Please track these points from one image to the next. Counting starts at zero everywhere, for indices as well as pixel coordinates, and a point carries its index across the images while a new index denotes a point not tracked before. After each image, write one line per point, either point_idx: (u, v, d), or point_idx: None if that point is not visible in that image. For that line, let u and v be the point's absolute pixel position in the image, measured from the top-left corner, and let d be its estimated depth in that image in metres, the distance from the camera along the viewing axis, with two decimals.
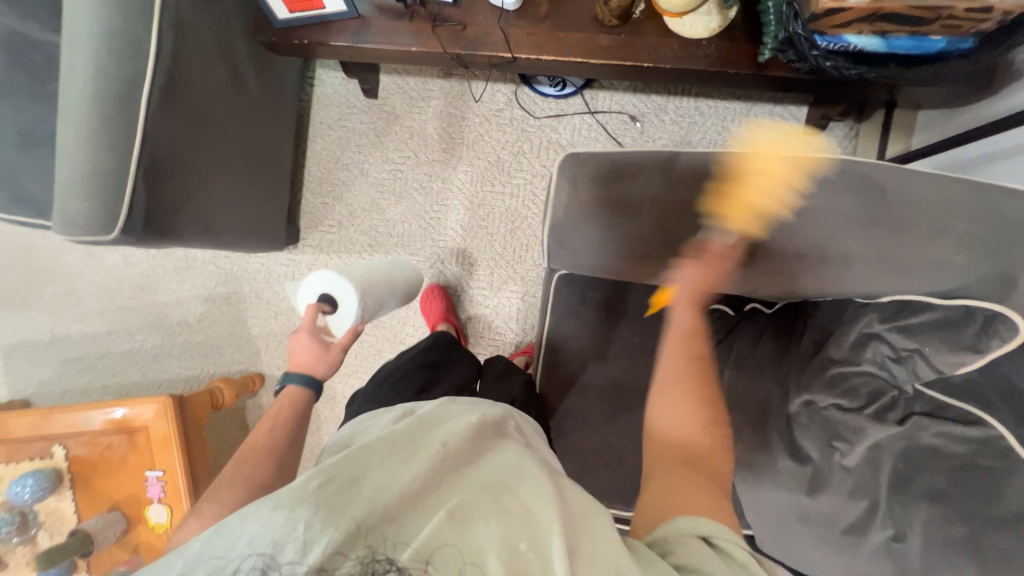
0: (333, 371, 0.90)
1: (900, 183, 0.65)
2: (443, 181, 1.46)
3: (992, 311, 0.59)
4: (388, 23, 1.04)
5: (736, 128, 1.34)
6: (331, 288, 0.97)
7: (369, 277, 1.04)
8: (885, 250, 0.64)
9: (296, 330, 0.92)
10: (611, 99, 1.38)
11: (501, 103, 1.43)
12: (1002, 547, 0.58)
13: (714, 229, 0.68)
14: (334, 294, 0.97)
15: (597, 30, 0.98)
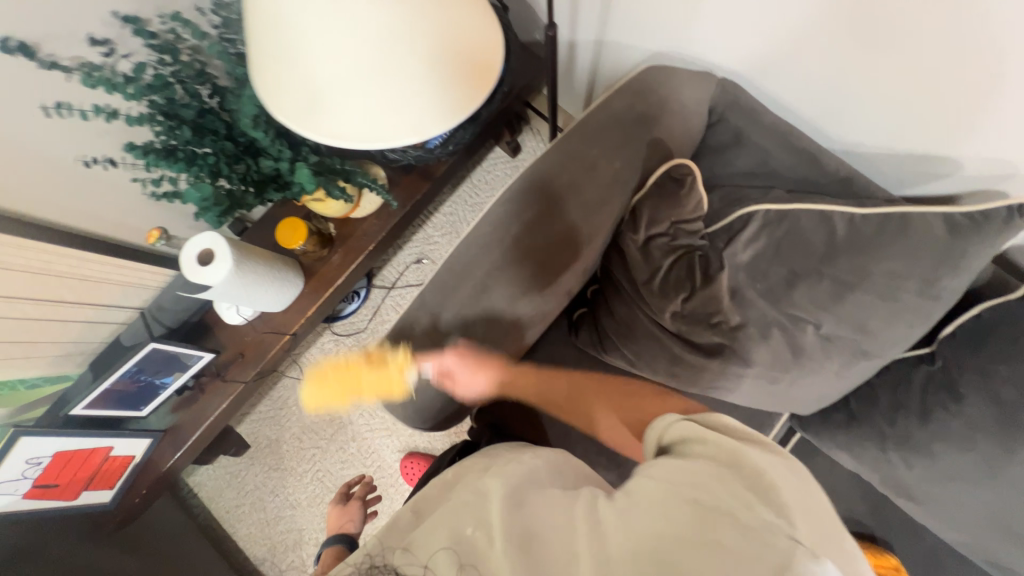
0: (359, 523, 1.09)
1: (546, 162, 0.80)
2: (354, 438, 1.46)
3: (663, 167, 0.78)
4: (191, 410, 1.10)
5: (480, 197, 1.56)
6: (216, 247, 0.86)
7: (259, 266, 0.95)
8: (585, 204, 0.78)
9: (261, 294, 0.99)
10: (393, 267, 1.54)
11: (333, 348, 1.51)
12: (845, 266, 0.68)
13: (493, 300, 0.78)
14: (218, 254, 0.87)
15: (325, 258, 1.13)
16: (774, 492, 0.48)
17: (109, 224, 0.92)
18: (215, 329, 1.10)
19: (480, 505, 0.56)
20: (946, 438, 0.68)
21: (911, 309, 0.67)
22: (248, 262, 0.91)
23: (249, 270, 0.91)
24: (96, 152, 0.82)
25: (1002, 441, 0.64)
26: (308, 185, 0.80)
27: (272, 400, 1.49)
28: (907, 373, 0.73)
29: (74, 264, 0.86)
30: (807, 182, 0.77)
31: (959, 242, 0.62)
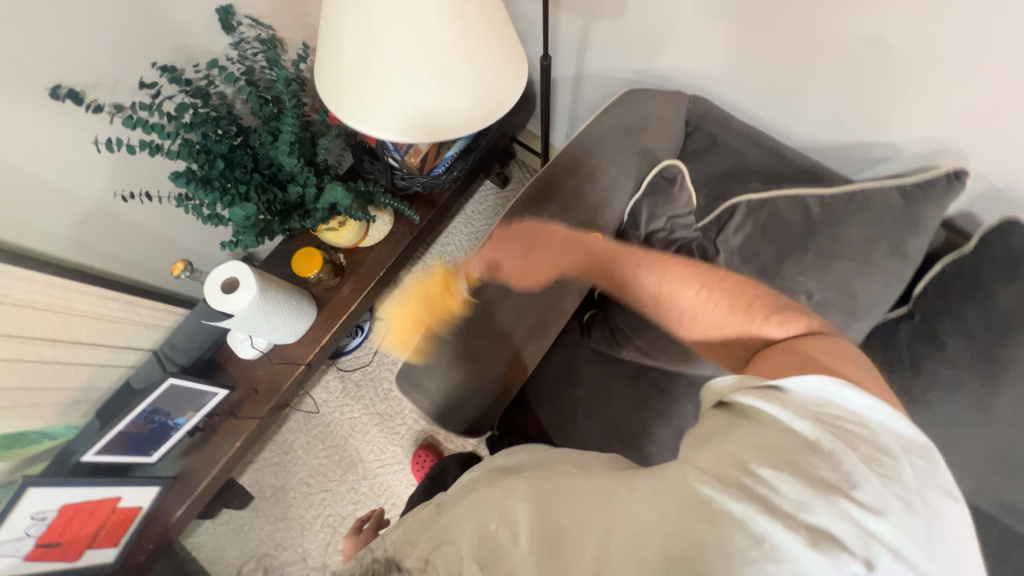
0: None
1: (550, 174, 0.89)
2: (364, 477, 1.41)
3: (655, 171, 0.89)
4: (202, 453, 1.06)
5: (474, 227, 1.65)
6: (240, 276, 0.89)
7: (279, 296, 0.97)
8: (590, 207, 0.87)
9: (278, 325, 1.01)
10: (395, 300, 1.57)
11: (339, 385, 1.50)
12: (824, 238, 0.77)
13: (515, 300, 0.83)
14: (241, 283, 0.90)
15: (337, 288, 1.16)
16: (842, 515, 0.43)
17: (126, 263, 0.94)
18: (227, 366, 1.10)
19: (504, 501, 0.54)
20: (938, 384, 0.76)
21: (883, 270, 0.76)
22: (270, 291, 0.93)
23: (270, 300, 0.94)
24: (129, 189, 0.86)
25: (985, 377, 0.71)
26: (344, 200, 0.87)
27: (276, 445, 1.44)
28: (894, 332, 0.81)
29: (93, 303, 0.87)
30: (779, 174, 0.88)
31: (914, 207, 0.73)
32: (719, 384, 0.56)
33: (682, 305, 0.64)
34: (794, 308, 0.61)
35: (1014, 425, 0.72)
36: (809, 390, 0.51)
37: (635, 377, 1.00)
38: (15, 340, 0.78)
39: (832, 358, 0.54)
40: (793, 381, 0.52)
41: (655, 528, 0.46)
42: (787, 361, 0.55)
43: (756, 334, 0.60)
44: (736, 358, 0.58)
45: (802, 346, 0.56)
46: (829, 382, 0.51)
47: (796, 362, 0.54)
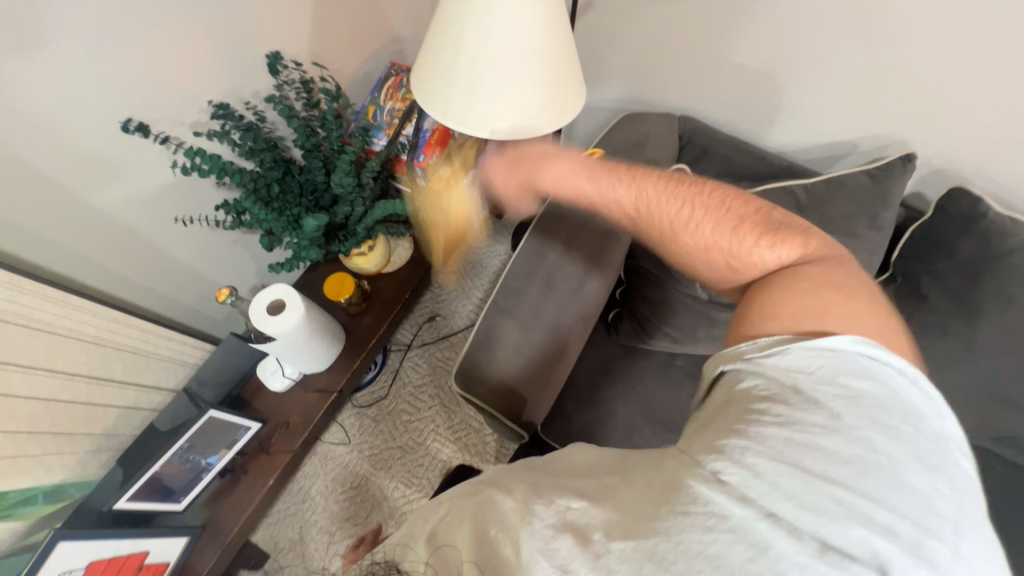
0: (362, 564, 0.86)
1: None
2: (391, 515, 1.36)
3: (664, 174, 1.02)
4: (233, 495, 1.01)
5: (478, 254, 1.72)
6: (286, 296, 0.92)
7: (317, 319, 0.99)
8: None
9: (311, 349, 1.01)
10: (407, 331, 1.60)
11: (356, 421, 1.46)
12: (812, 217, 0.91)
13: (558, 294, 0.90)
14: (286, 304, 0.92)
15: (364, 313, 1.18)
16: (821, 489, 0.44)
17: (158, 297, 0.93)
18: (257, 400, 1.07)
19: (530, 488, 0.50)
20: (929, 332, 0.88)
21: (866, 239, 0.90)
22: (311, 314, 0.95)
23: (311, 321, 0.95)
24: (190, 213, 0.91)
25: (965, 319, 0.84)
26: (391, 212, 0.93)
27: (293, 492, 1.37)
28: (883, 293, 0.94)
29: (132, 336, 0.86)
30: (764, 171, 1.03)
31: (881, 185, 0.88)
32: (743, 347, 0.56)
33: (669, 212, 0.67)
34: (790, 228, 0.64)
35: (996, 358, 0.85)
36: (824, 349, 0.51)
37: (664, 365, 1.07)
38: (57, 375, 0.75)
39: (853, 297, 0.57)
40: (803, 343, 0.52)
41: (652, 516, 0.45)
42: (803, 287, 0.58)
43: (757, 257, 0.63)
44: (757, 315, 0.59)
45: (816, 274, 0.59)
46: (848, 341, 0.51)
47: (822, 295, 0.56)
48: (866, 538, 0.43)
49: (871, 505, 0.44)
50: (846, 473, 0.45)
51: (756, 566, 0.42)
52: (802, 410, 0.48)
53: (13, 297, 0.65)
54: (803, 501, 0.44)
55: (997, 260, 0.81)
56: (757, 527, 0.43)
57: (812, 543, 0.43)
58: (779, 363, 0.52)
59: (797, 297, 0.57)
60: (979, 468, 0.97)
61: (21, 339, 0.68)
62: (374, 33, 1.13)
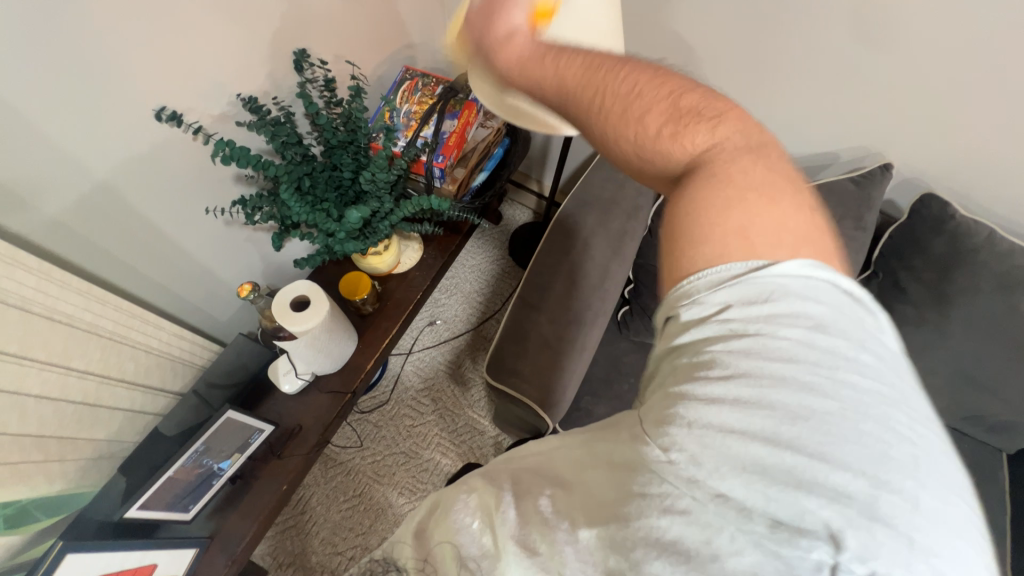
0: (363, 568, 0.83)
1: (589, 189, 1.05)
2: (395, 523, 1.31)
3: None
4: (243, 502, 0.96)
5: (477, 259, 1.75)
6: (311, 292, 0.91)
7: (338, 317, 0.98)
8: (624, 210, 1.03)
9: (325, 348, 1.00)
10: (408, 335, 1.59)
11: (358, 428, 1.43)
12: None
13: (580, 291, 0.94)
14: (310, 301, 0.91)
15: (376, 313, 1.17)
16: (771, 454, 0.38)
17: (169, 294, 0.90)
18: (267, 402, 1.04)
19: None
20: (909, 322, 0.98)
21: (853, 239, 1.01)
22: (335, 311, 0.95)
23: (333, 319, 0.95)
24: (216, 207, 0.91)
25: (938, 311, 0.95)
26: (414, 209, 0.94)
27: (293, 503, 1.32)
28: (866, 288, 1.05)
29: (147, 333, 0.82)
30: None
31: (865, 191, 0.99)
32: (688, 291, 0.44)
33: (616, 95, 0.48)
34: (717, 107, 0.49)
35: (966, 344, 0.96)
36: (767, 296, 0.41)
37: None
38: (71, 373, 0.71)
39: (781, 197, 0.45)
40: (745, 280, 0.41)
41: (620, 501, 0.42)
42: (747, 210, 0.44)
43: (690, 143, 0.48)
44: (689, 244, 0.45)
45: (736, 166, 0.46)
46: (792, 268, 0.41)
47: (750, 198, 0.44)
48: (804, 511, 0.36)
49: (811, 463, 0.37)
50: (797, 429, 0.38)
51: (712, 550, 0.38)
52: (746, 356, 0.40)
53: (40, 287, 0.62)
54: (754, 465, 0.38)
55: (964, 256, 0.92)
56: (706, 511, 0.38)
57: (764, 523, 0.37)
58: (719, 316, 0.42)
59: (745, 208, 0.44)
60: (951, 446, 1.08)
61: (44, 331, 0.64)
62: (389, 38, 1.16)
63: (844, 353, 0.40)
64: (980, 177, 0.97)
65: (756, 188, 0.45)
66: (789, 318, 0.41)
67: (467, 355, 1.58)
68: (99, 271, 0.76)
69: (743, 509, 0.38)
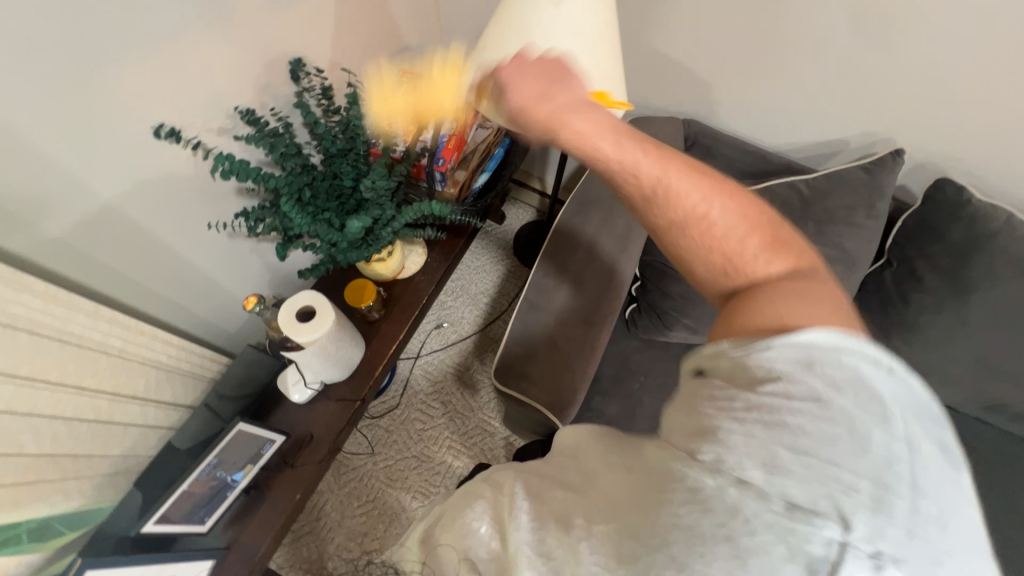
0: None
1: (593, 186, 1.03)
2: (409, 527, 1.32)
3: None
4: (256, 512, 0.97)
5: (481, 260, 1.74)
6: (315, 301, 0.90)
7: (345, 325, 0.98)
8: (630, 207, 1.01)
9: (334, 357, 1.00)
10: (415, 339, 1.59)
11: (369, 433, 1.44)
12: (816, 210, 0.98)
13: (587, 291, 0.92)
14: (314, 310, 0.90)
15: (383, 319, 1.17)
16: (795, 461, 0.37)
17: (175, 308, 0.90)
18: (277, 412, 1.04)
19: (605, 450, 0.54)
20: (926, 311, 0.96)
21: (865, 227, 0.98)
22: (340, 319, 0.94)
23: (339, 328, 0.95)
24: (218, 220, 0.91)
25: (955, 298, 0.93)
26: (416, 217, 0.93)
27: (307, 510, 1.33)
28: (879, 278, 1.02)
29: (156, 350, 0.82)
30: (765, 170, 1.10)
31: (876, 178, 0.96)
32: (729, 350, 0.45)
33: (665, 184, 0.51)
34: (795, 244, 0.52)
35: (986, 332, 0.93)
36: (804, 345, 0.41)
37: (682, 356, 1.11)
38: (83, 393, 0.71)
39: (843, 312, 0.45)
40: (783, 345, 0.42)
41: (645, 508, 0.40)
42: (791, 303, 0.46)
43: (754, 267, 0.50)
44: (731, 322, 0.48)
45: (800, 285, 0.48)
46: (827, 337, 0.41)
47: (805, 306, 0.45)
48: (817, 503, 0.36)
49: (833, 470, 0.37)
50: (821, 443, 0.37)
51: (727, 532, 0.36)
52: (776, 388, 0.40)
53: (47, 309, 0.61)
54: (777, 467, 0.37)
55: (983, 241, 0.89)
56: (726, 495, 0.37)
57: (779, 503, 0.36)
58: (760, 357, 0.42)
59: (796, 313, 0.46)
60: (973, 435, 1.05)
61: (54, 353, 0.64)
62: (384, 42, 1.14)
63: (875, 396, 0.39)
64: (996, 157, 0.94)
65: (812, 305, 0.46)
66: (821, 363, 0.40)
67: (475, 357, 1.58)
68: (104, 289, 0.76)
69: (763, 496, 0.37)
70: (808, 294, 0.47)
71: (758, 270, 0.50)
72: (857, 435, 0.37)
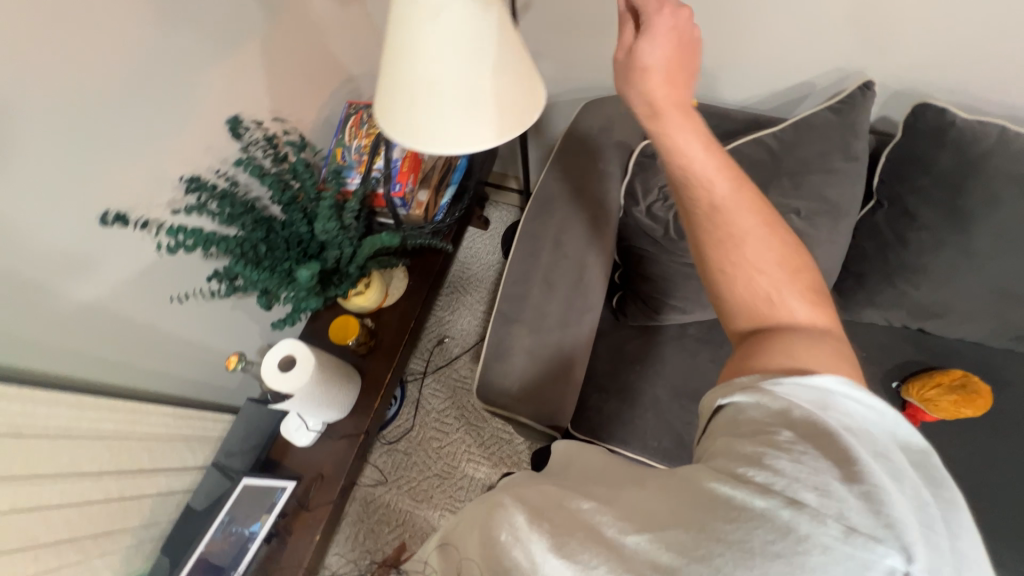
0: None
1: (551, 181, 0.98)
2: None
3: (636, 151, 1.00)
4: (282, 558, 1.00)
5: (472, 269, 1.73)
6: (294, 348, 0.92)
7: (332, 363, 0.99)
8: (593, 197, 0.96)
9: (329, 396, 1.01)
10: (419, 359, 1.60)
11: (388, 460, 1.46)
12: (789, 162, 0.92)
13: (558, 293, 0.90)
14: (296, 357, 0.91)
15: (374, 350, 1.18)
16: (833, 488, 0.41)
17: (167, 378, 0.93)
18: (286, 458, 1.06)
19: None
20: (927, 248, 0.89)
21: (846, 172, 0.91)
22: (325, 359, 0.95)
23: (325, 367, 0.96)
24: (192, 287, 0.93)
25: (955, 229, 0.86)
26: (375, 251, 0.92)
27: (341, 544, 1.36)
28: (872, 221, 0.95)
29: (151, 423, 0.85)
30: (732, 129, 1.04)
31: (847, 117, 0.89)
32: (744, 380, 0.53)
33: (729, 224, 0.60)
34: (823, 294, 0.61)
35: (997, 260, 0.86)
36: (817, 389, 0.49)
37: (678, 338, 1.07)
38: (87, 477, 0.75)
39: (851, 364, 0.54)
40: (796, 378, 0.50)
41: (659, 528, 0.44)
42: (815, 356, 0.53)
43: (782, 302, 0.59)
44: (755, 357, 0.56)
45: (816, 335, 0.56)
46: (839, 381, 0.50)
47: (821, 350, 0.54)
48: (872, 526, 0.39)
49: (882, 496, 0.41)
50: (871, 478, 0.42)
51: (778, 549, 0.40)
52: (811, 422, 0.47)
53: (27, 409, 0.64)
54: (823, 490, 0.41)
55: (977, 164, 0.82)
56: (779, 515, 0.41)
57: (836, 527, 0.40)
58: (779, 392, 0.50)
59: (805, 351, 0.54)
60: (1004, 369, 0.98)
61: (46, 448, 0.67)
62: (326, 78, 1.14)
63: (887, 443, 0.46)
64: (978, 67, 0.86)
65: (825, 348, 0.54)
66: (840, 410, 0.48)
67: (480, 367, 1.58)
68: (90, 375, 0.79)
69: (798, 506, 0.41)
70: (818, 341, 0.55)
71: (783, 301, 0.59)
72: (898, 485, 0.42)
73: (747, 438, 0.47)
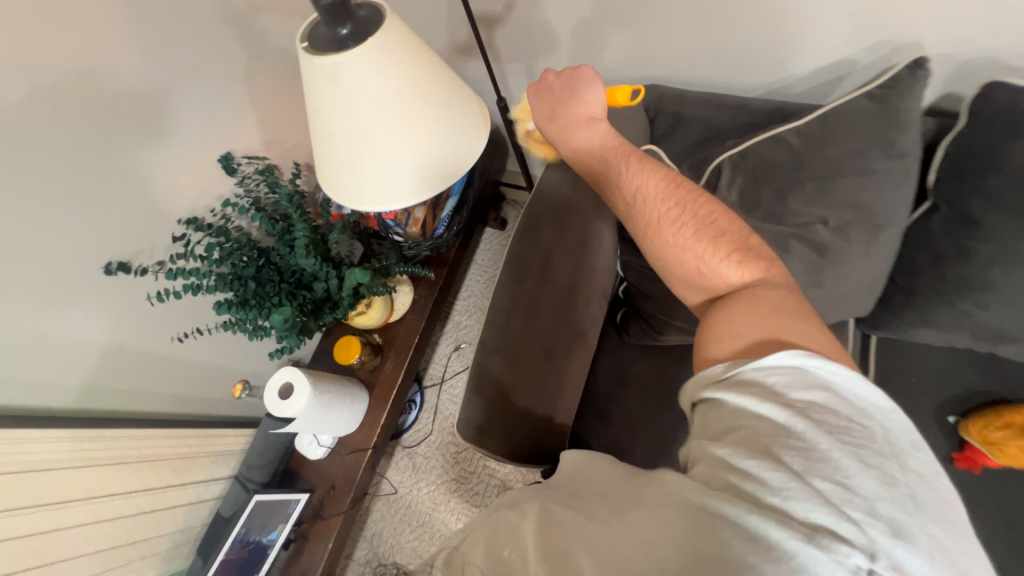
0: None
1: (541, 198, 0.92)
2: None
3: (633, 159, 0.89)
4: (300, 561, 1.09)
5: (488, 272, 1.70)
6: (291, 376, 0.96)
7: (331, 385, 1.03)
8: (584, 215, 0.90)
9: (335, 416, 1.05)
10: (437, 364, 1.62)
11: (408, 463, 1.51)
12: (814, 163, 0.78)
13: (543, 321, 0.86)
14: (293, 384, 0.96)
15: (380, 366, 1.21)
16: (806, 487, 0.42)
17: (190, 400, 1.02)
18: (302, 469, 1.14)
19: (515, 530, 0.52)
20: (995, 261, 0.73)
21: (887, 172, 0.76)
22: (322, 383, 0.99)
23: (324, 391, 1.00)
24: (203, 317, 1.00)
25: None
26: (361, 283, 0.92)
27: (366, 540, 1.45)
28: (924, 227, 0.79)
29: (173, 445, 0.94)
30: (749, 123, 0.90)
31: (890, 105, 0.73)
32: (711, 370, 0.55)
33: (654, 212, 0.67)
34: (759, 251, 0.63)
35: None
36: (775, 368, 0.50)
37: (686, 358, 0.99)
38: (117, 496, 0.84)
39: (806, 318, 0.56)
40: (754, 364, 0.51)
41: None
42: (765, 325, 0.55)
43: (717, 272, 0.63)
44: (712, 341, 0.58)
45: (760, 295, 0.59)
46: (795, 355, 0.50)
47: (771, 315, 0.56)
48: (841, 526, 0.40)
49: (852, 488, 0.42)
50: (842, 475, 0.42)
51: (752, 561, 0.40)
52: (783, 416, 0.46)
53: (50, 445, 0.73)
54: (791, 492, 0.42)
55: None
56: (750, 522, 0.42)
57: (802, 530, 0.40)
58: (741, 382, 0.51)
59: (756, 318, 0.56)
60: None
61: (71, 477, 0.76)
62: None
63: (858, 418, 0.46)
64: None
65: (771, 308, 0.57)
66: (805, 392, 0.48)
67: None
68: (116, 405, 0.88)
69: (773, 515, 0.42)
70: (764, 302, 0.58)
71: (719, 270, 0.63)
72: (867, 477, 0.42)
73: (721, 444, 0.47)
